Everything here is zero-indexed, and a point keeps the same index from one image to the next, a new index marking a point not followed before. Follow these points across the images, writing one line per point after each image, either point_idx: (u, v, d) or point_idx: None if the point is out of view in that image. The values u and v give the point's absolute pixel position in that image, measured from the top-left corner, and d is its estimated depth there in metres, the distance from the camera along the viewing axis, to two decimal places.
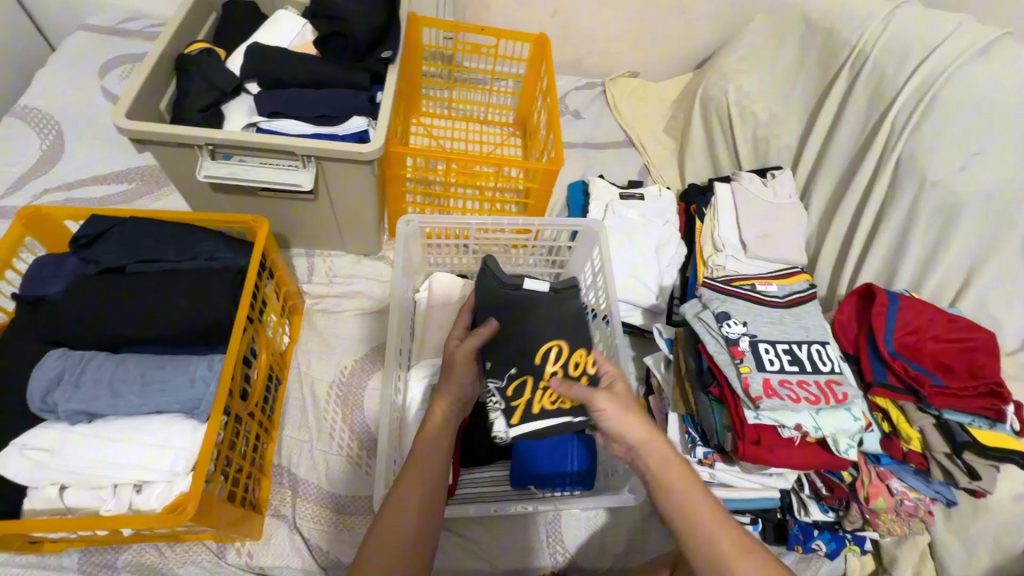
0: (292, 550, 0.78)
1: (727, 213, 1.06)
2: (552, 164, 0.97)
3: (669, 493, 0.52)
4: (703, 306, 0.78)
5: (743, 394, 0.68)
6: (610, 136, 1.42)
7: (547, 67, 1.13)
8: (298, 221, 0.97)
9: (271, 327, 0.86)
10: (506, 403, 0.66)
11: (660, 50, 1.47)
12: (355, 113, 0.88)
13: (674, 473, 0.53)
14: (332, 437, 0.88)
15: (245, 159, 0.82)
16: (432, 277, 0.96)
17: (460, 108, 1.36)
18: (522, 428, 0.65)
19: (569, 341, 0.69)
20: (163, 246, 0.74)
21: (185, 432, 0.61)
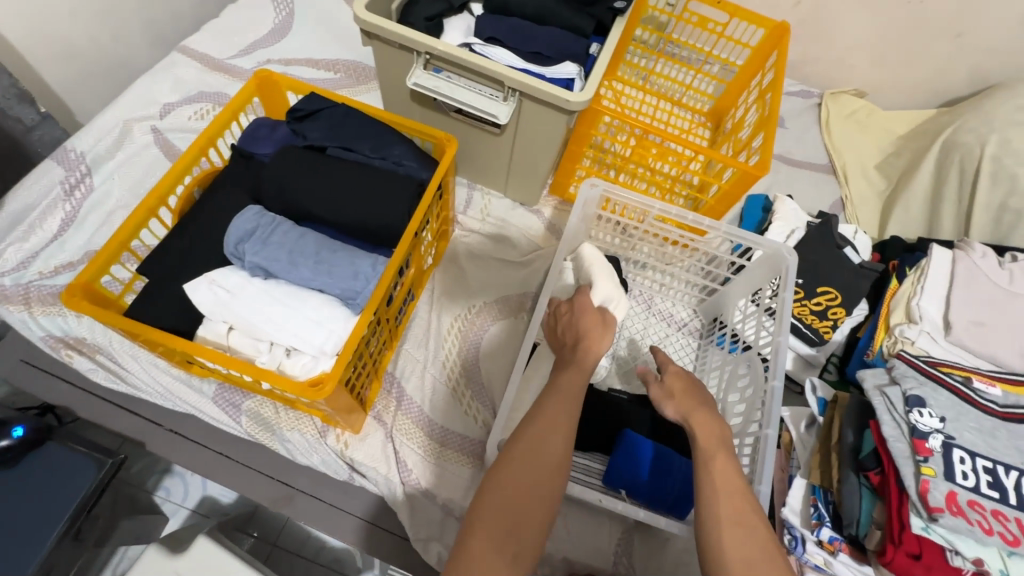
0: (383, 456, 0.82)
1: (938, 282, 0.89)
2: (756, 169, 0.86)
3: (707, 459, 0.58)
4: (892, 380, 0.66)
5: (916, 498, 0.58)
6: (811, 156, 1.26)
7: (779, 61, 1.00)
8: (476, 152, 0.97)
9: (425, 246, 0.88)
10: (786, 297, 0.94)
11: (907, 75, 1.25)
12: (568, 58, 0.85)
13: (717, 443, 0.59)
14: (443, 366, 0.90)
15: (453, 77, 0.82)
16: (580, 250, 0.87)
17: (657, 82, 1.27)
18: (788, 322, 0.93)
19: (841, 295, 0.92)
20: (361, 139, 0.76)
21: (340, 319, 0.64)
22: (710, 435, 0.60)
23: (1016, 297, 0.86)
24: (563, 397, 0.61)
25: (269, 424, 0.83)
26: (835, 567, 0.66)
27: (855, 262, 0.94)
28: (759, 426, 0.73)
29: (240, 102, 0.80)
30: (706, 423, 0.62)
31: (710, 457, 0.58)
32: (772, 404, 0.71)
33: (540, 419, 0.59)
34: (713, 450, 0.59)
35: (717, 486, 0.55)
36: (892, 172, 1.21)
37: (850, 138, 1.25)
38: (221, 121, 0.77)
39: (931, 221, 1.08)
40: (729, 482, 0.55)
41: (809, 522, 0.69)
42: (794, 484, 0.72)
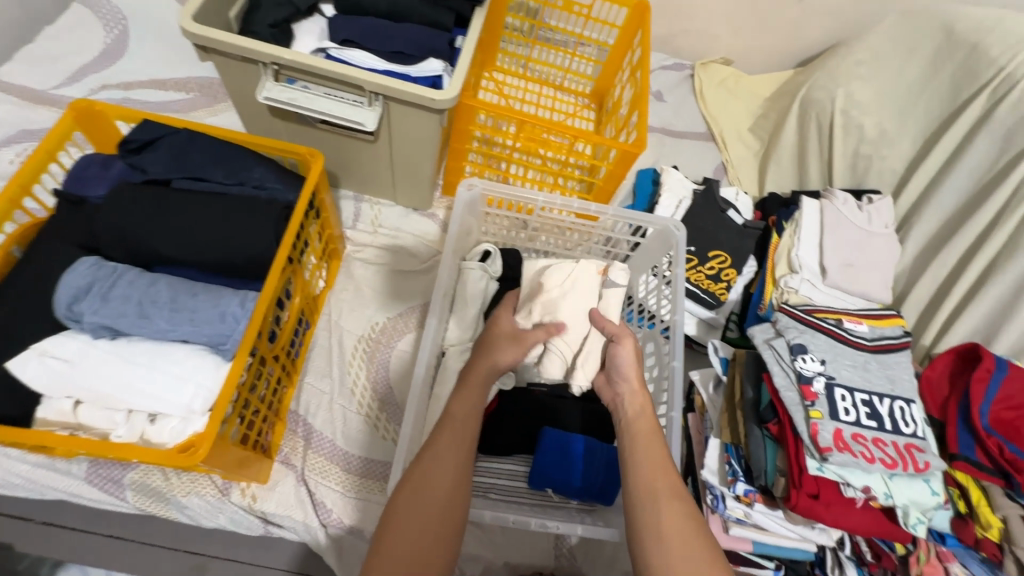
0: (296, 502, 0.76)
1: (811, 231, 0.96)
2: (633, 147, 0.87)
3: (633, 442, 0.59)
4: (777, 333, 0.70)
5: (809, 441, 0.61)
6: (691, 126, 1.31)
7: (643, 39, 1.02)
8: (354, 162, 0.92)
9: (309, 270, 0.82)
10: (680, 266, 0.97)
11: (764, 40, 1.33)
12: (432, 55, 0.81)
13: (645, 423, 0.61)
14: (353, 393, 0.84)
15: (309, 87, 0.76)
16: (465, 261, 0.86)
17: (537, 69, 1.27)
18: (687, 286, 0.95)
19: (731, 257, 0.97)
20: (211, 166, 0.69)
21: (209, 370, 0.57)
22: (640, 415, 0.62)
23: (874, 235, 0.94)
24: (456, 423, 0.59)
25: (160, 494, 0.75)
26: (754, 517, 0.69)
27: (738, 224, 1.00)
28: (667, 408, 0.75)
29: (57, 139, 0.69)
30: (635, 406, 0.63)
31: (638, 439, 0.60)
32: (676, 382, 0.74)
33: (434, 451, 0.57)
34: (636, 440, 0.59)
35: (645, 478, 0.56)
36: (763, 132, 1.29)
37: (723, 105, 1.32)
38: (36, 164, 0.67)
39: (801, 174, 1.17)
40: (655, 463, 0.57)
41: (725, 479, 0.71)
42: (709, 445, 0.74)
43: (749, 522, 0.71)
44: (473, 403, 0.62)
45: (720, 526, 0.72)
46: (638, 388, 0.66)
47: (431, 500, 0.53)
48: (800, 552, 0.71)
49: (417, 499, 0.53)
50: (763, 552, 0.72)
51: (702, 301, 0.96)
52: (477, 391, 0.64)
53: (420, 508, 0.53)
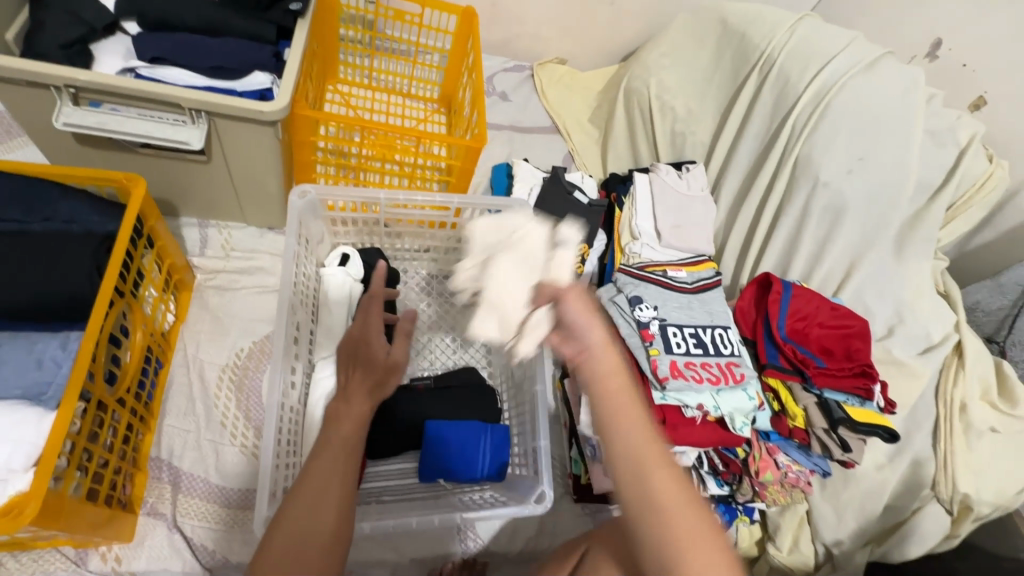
0: (172, 552, 0.71)
1: (644, 201, 1.09)
2: (476, 142, 0.93)
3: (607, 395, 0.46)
4: (617, 290, 0.80)
5: (652, 375, 0.71)
6: (538, 121, 1.41)
7: (474, 43, 1.08)
8: (190, 186, 0.87)
9: (150, 304, 0.76)
10: None
11: (589, 40, 1.48)
12: (257, 68, 0.79)
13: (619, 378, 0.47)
14: (224, 426, 0.79)
15: (119, 109, 0.71)
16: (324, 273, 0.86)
17: (382, 79, 1.28)
18: None
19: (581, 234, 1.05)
20: (7, 207, 0.63)
21: (31, 424, 0.52)
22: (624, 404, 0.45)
23: (694, 198, 1.10)
24: (331, 454, 0.58)
25: None
26: None
27: (584, 203, 1.08)
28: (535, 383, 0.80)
29: None
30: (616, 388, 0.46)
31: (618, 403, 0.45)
32: (540, 356, 0.80)
33: (308, 492, 0.55)
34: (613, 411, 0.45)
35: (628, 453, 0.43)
36: (600, 121, 1.43)
37: (562, 101, 1.45)
38: None
39: (635, 154, 1.31)
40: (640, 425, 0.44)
41: (598, 427, 0.80)
42: (583, 402, 0.83)
43: None
44: (352, 433, 0.61)
45: (600, 471, 0.80)
46: (607, 346, 0.48)
47: (308, 548, 0.51)
48: None
49: (294, 548, 0.51)
50: None
51: None
52: (353, 422, 0.62)
53: (296, 556, 0.50)
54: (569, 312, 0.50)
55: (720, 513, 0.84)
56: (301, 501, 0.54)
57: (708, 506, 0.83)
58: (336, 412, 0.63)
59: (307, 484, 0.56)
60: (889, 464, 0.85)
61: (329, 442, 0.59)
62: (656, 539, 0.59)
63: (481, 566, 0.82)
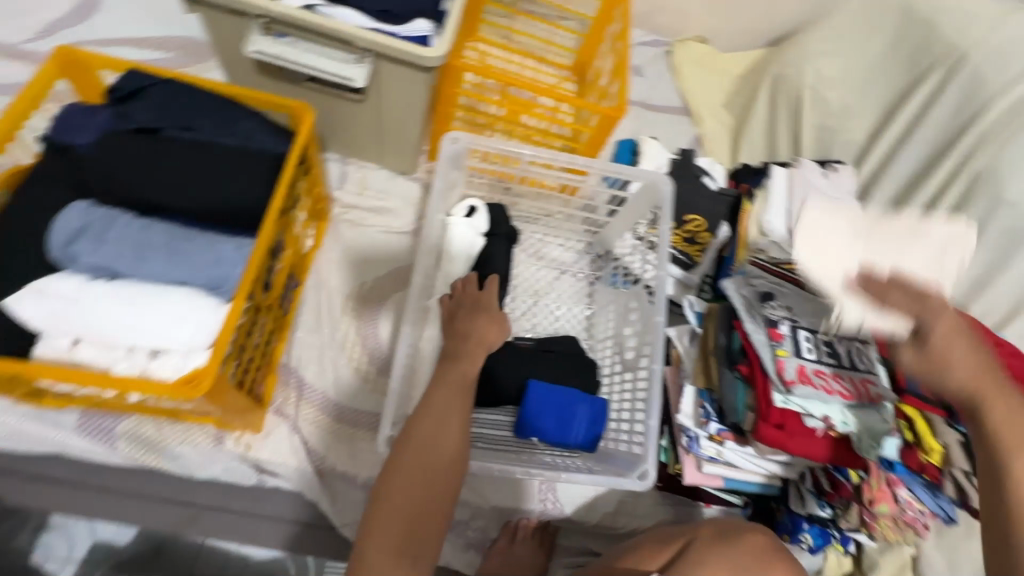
0: (290, 450, 0.78)
1: (780, 198, 0.98)
2: (616, 112, 0.91)
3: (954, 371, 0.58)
4: (748, 283, 0.76)
5: (776, 376, 0.68)
6: (668, 101, 1.35)
7: (624, 10, 1.05)
8: (341, 123, 0.92)
9: (299, 225, 0.83)
10: None
11: (738, 20, 1.39)
12: (419, 15, 0.81)
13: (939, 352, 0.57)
14: (344, 349, 0.86)
15: (298, 43, 0.77)
16: (450, 224, 0.89)
17: (519, 41, 1.28)
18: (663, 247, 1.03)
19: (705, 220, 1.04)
20: (201, 117, 0.69)
21: (207, 309, 0.58)
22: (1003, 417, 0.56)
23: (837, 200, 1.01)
24: (448, 391, 0.66)
25: (153, 444, 0.76)
26: (725, 454, 0.76)
27: (712, 189, 1.06)
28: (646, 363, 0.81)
29: (41, 87, 0.68)
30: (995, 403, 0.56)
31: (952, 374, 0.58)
32: (658, 339, 0.80)
33: (427, 422, 0.64)
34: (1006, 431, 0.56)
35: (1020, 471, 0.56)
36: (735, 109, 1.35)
37: (698, 82, 1.37)
38: (19, 110, 0.66)
39: (771, 147, 1.23)
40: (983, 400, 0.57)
41: (699, 420, 0.77)
42: (684, 392, 0.80)
43: (721, 460, 0.77)
44: (467, 372, 0.68)
45: (694, 465, 0.77)
46: (981, 374, 0.56)
47: (429, 469, 0.62)
48: (765, 487, 0.79)
49: (419, 467, 0.62)
50: (733, 487, 0.79)
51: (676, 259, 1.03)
52: (465, 366, 0.68)
53: (422, 474, 0.62)
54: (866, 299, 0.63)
55: (812, 535, 0.79)
56: (423, 426, 0.63)
57: (800, 525, 0.79)
58: (454, 353, 0.69)
59: (428, 415, 0.64)
60: None
61: (446, 378, 0.67)
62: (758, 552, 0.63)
63: (553, 529, 0.88)
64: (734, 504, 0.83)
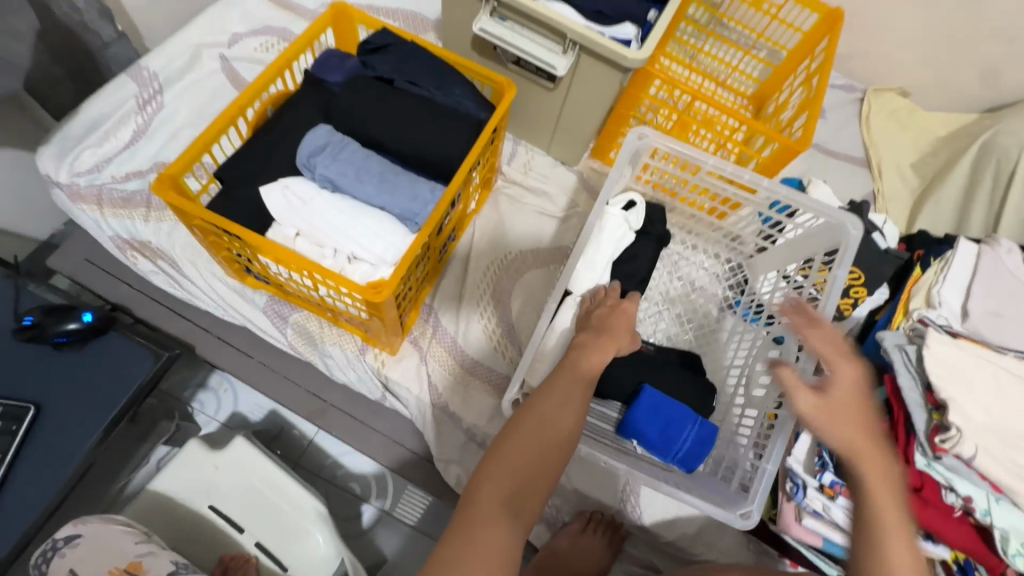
0: (416, 377, 0.88)
1: (961, 272, 0.92)
2: (798, 144, 0.89)
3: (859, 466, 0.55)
4: (909, 340, 0.71)
5: (923, 438, 0.63)
6: (848, 148, 1.28)
7: (830, 45, 1.02)
8: (526, 106, 1.01)
9: (472, 188, 0.92)
10: None
11: (953, 78, 1.27)
12: (628, 20, 0.87)
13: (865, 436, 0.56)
14: (478, 304, 0.93)
15: (515, 28, 0.86)
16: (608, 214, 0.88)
17: (704, 62, 1.29)
18: None
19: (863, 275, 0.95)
20: (426, 76, 0.80)
21: (398, 233, 0.68)
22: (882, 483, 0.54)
23: None
24: (574, 375, 0.65)
25: (312, 338, 0.89)
26: (833, 512, 0.72)
27: (881, 247, 0.98)
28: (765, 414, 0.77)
29: (315, 31, 0.83)
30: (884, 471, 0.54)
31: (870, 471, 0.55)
32: (795, 395, 0.71)
33: (553, 394, 0.62)
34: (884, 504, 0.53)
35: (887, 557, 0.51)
36: (927, 172, 1.23)
37: (889, 136, 1.28)
38: (297, 46, 0.82)
39: (961, 219, 1.11)
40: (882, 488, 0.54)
41: (812, 469, 0.74)
42: (801, 437, 0.77)
43: (826, 517, 0.73)
44: (595, 365, 0.67)
45: (793, 515, 0.74)
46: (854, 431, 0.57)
47: (545, 437, 0.58)
48: None
49: (536, 432, 0.59)
50: (833, 552, 0.74)
51: None
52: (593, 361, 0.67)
53: (537, 441, 0.58)
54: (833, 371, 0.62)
55: None
56: (549, 397, 0.62)
57: None
58: (583, 344, 0.70)
59: (555, 388, 0.63)
60: None
61: (574, 364, 0.66)
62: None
63: (623, 533, 0.90)
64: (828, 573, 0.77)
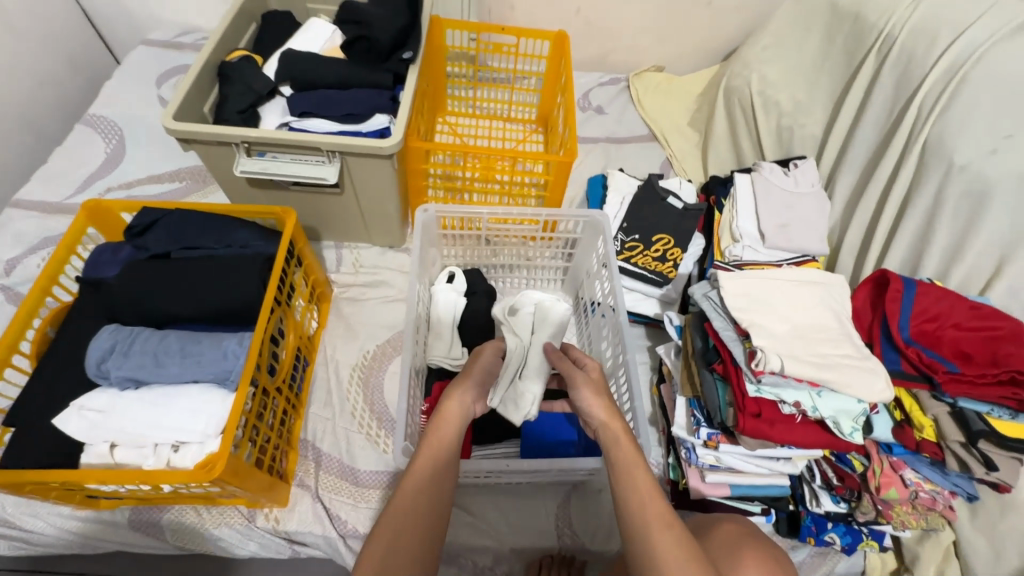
0: (314, 518, 0.84)
1: (747, 201, 1.04)
2: (567, 157, 0.99)
3: (626, 466, 0.61)
4: (712, 286, 0.80)
5: (746, 367, 0.70)
6: (632, 130, 1.43)
7: (565, 63, 1.15)
8: (329, 215, 1.04)
9: (299, 311, 0.93)
10: (622, 250, 1.05)
11: (686, 45, 1.47)
12: (377, 111, 0.94)
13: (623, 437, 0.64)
14: (353, 415, 0.93)
15: (277, 156, 0.90)
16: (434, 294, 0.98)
17: (484, 107, 1.40)
18: (626, 264, 1.03)
19: (673, 239, 1.05)
20: (204, 235, 0.81)
21: (215, 400, 0.67)
22: (624, 443, 0.63)
23: (802, 194, 1.03)
24: (429, 448, 0.62)
25: (194, 530, 0.83)
26: (724, 459, 0.76)
27: (678, 209, 1.08)
28: (629, 396, 0.83)
29: (75, 235, 0.82)
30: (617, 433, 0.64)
31: (630, 463, 0.61)
32: (632, 373, 0.81)
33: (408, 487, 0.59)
34: (628, 453, 0.62)
35: (637, 490, 0.58)
36: (700, 124, 1.40)
37: (660, 109, 1.45)
38: (58, 259, 0.79)
39: (738, 155, 1.27)
40: (645, 487, 0.59)
41: (691, 429, 0.79)
42: (677, 404, 0.83)
43: (722, 466, 0.78)
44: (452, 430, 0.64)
45: (698, 477, 0.79)
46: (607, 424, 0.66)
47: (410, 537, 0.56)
48: (778, 488, 0.78)
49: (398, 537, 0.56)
50: (744, 495, 0.79)
51: (647, 278, 1.03)
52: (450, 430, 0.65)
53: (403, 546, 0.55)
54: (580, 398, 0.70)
55: (839, 534, 0.78)
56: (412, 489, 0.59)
57: (824, 525, 0.79)
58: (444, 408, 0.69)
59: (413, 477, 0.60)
60: None
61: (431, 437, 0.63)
62: (735, 539, 0.65)
63: (580, 564, 0.85)
64: (753, 513, 0.81)
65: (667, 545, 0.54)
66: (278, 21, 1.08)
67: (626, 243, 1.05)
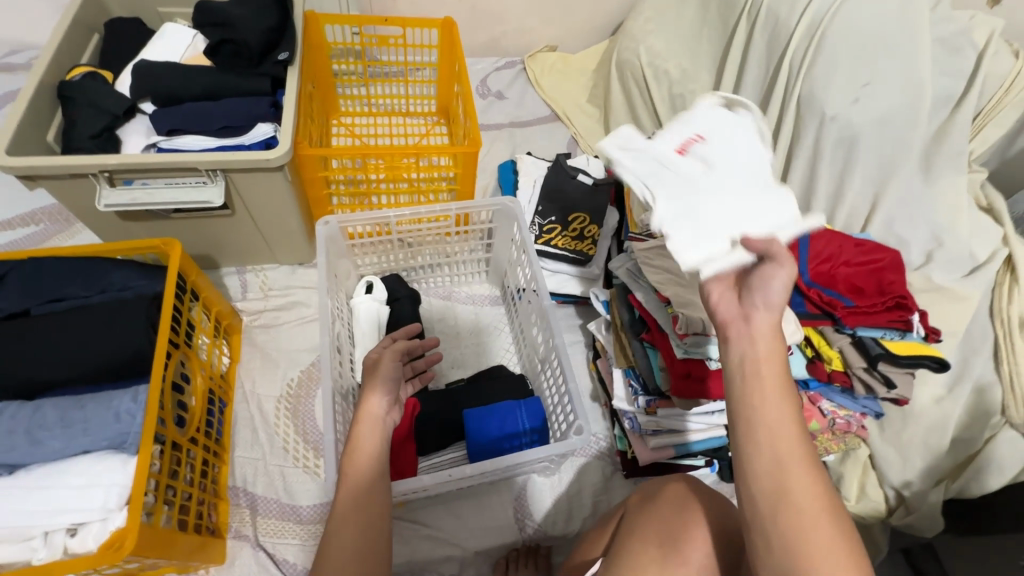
0: (258, 568, 0.78)
1: None
2: (471, 146, 0.96)
3: (763, 402, 0.44)
4: (630, 258, 0.83)
5: (672, 332, 0.71)
6: (535, 112, 1.43)
7: (457, 51, 1.11)
8: (224, 240, 0.95)
9: (205, 349, 0.84)
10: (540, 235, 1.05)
11: (574, 24, 1.49)
12: (259, 121, 0.86)
13: (772, 361, 0.46)
14: (287, 450, 0.87)
15: (148, 182, 0.79)
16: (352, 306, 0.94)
17: (380, 103, 1.33)
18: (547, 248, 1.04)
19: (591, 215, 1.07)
20: (68, 283, 0.71)
21: (115, 467, 0.59)
22: (770, 368, 0.46)
23: None
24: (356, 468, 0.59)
25: None
26: (663, 423, 0.79)
27: (589, 184, 1.09)
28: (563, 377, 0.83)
29: None
30: (769, 351, 0.46)
31: (775, 401, 0.44)
32: (563, 355, 0.82)
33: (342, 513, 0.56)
34: (770, 385, 0.45)
35: (775, 437, 0.43)
36: (598, 100, 1.42)
37: (559, 88, 1.45)
38: None
39: (638, 125, 1.31)
40: (790, 435, 0.43)
41: (631, 399, 0.82)
42: (614, 376, 0.85)
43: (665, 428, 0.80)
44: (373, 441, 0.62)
45: (642, 444, 0.81)
46: (770, 339, 0.47)
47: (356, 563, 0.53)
48: (718, 439, 0.82)
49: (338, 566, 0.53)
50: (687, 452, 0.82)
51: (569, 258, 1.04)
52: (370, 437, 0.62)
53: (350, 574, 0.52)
54: (765, 282, 0.49)
55: None
56: (349, 493, 0.57)
57: None
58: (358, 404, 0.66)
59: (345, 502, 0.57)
60: (948, 395, 0.79)
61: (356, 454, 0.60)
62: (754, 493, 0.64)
63: (546, 551, 0.85)
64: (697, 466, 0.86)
65: (818, 522, 0.41)
66: (125, 29, 0.95)
67: (543, 227, 1.05)
